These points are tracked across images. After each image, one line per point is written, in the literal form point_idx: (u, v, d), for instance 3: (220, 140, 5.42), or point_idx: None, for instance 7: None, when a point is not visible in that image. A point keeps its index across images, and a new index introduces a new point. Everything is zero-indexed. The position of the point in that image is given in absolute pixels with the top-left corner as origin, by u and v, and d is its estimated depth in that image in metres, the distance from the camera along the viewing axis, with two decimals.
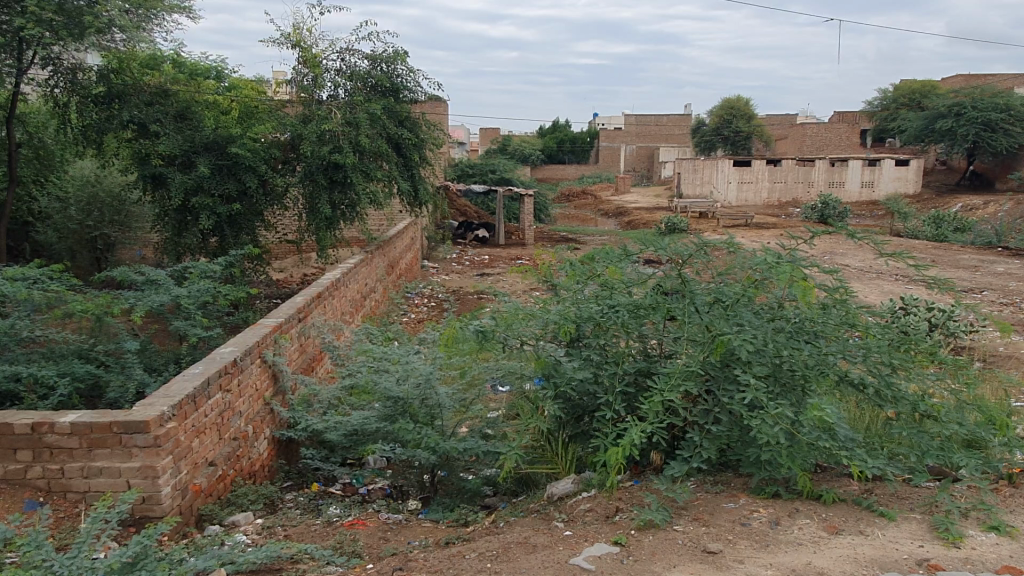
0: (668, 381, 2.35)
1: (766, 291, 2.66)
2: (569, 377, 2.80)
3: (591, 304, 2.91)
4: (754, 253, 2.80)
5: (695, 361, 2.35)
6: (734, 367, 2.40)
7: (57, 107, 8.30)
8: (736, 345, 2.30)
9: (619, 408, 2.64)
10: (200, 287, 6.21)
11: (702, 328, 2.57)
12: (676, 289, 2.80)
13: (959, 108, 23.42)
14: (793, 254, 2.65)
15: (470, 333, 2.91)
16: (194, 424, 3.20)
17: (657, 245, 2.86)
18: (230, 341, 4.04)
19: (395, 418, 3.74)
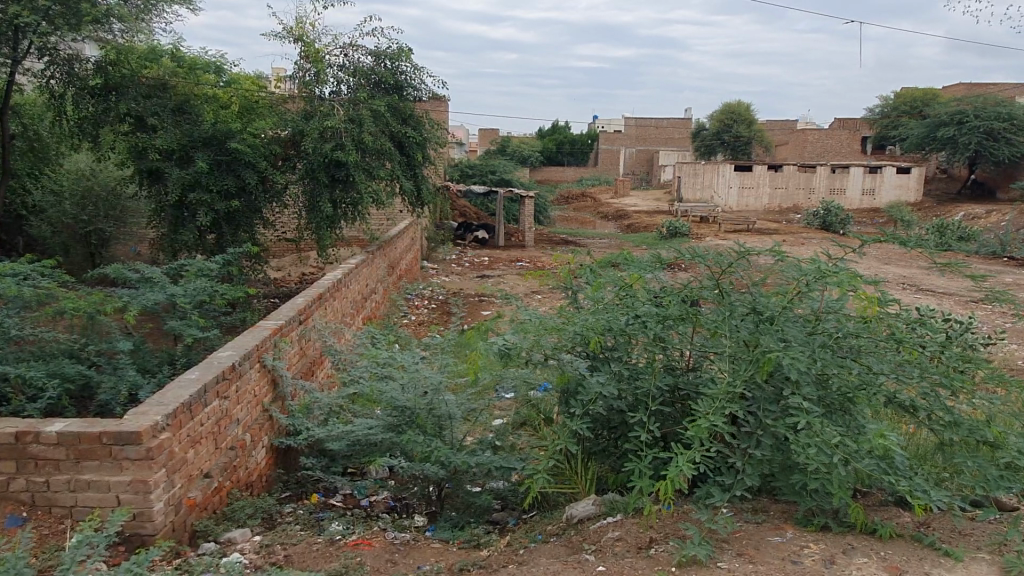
0: (710, 404, 2.16)
1: (808, 303, 2.49)
2: (594, 394, 2.61)
3: (617, 314, 2.72)
4: (796, 262, 2.61)
5: (738, 382, 2.17)
6: (778, 387, 2.22)
7: (53, 98, 8.11)
8: (784, 365, 2.11)
9: (650, 428, 2.46)
10: (196, 286, 6.02)
11: (740, 342, 2.39)
12: (710, 298, 2.61)
13: (961, 116, 23.33)
14: (837, 264, 2.47)
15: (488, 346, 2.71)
16: (190, 434, 3.01)
17: (690, 252, 2.67)
18: (229, 344, 3.85)
19: (401, 429, 3.56)
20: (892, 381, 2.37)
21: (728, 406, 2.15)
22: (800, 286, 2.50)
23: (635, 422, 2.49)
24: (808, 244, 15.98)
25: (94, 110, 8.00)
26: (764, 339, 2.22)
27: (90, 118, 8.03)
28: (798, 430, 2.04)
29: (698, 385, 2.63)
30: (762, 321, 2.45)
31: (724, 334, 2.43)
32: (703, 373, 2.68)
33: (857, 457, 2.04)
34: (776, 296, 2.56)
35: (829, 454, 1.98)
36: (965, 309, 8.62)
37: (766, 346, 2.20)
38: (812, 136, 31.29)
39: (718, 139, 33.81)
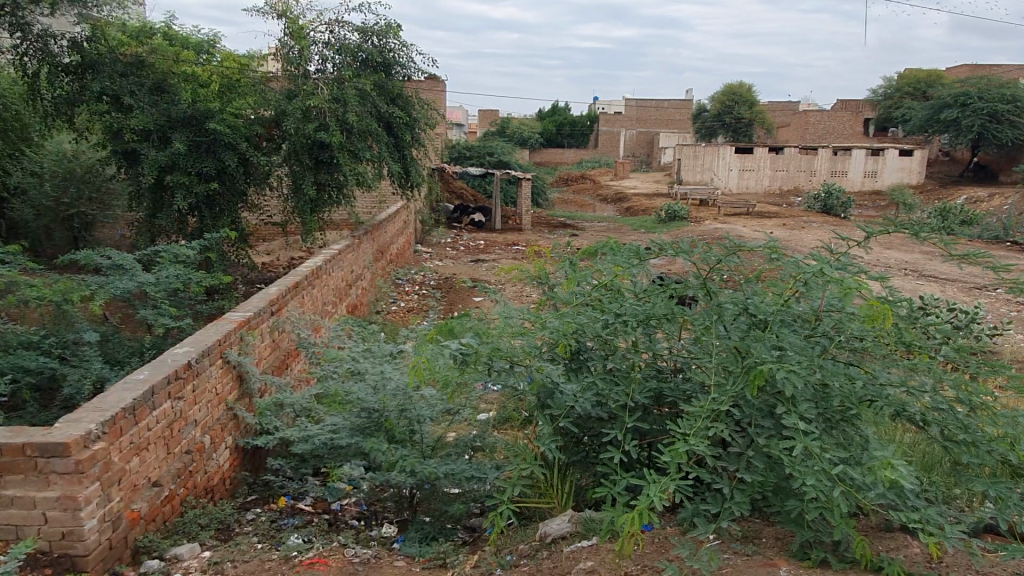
0: (695, 422, 1.91)
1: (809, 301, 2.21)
2: (569, 405, 2.36)
3: (596, 314, 2.47)
4: (797, 258, 2.35)
5: (725, 399, 1.92)
6: (773, 402, 1.98)
7: (25, 76, 7.74)
8: (778, 379, 1.86)
9: (631, 441, 2.22)
10: (169, 273, 5.75)
11: (730, 346, 2.14)
12: (697, 297, 2.37)
13: (965, 98, 22.94)
14: (843, 258, 2.20)
15: (449, 351, 2.45)
16: (133, 441, 2.77)
17: (678, 247, 2.41)
18: (186, 340, 3.60)
19: (370, 432, 3.32)
20: (901, 392, 2.13)
21: (713, 425, 1.91)
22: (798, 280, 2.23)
23: (613, 436, 2.24)
24: (809, 228, 15.67)
25: (68, 89, 7.70)
26: (756, 348, 1.97)
27: (64, 97, 7.70)
28: (793, 453, 1.79)
29: (686, 392, 2.38)
30: (754, 324, 2.21)
31: (713, 338, 2.18)
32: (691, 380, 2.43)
33: (865, 487, 1.79)
34: (770, 297, 2.31)
35: (829, 485, 1.73)
36: (970, 298, 8.33)
37: (756, 355, 1.95)
38: (814, 118, 30.86)
39: (719, 120, 33.35)
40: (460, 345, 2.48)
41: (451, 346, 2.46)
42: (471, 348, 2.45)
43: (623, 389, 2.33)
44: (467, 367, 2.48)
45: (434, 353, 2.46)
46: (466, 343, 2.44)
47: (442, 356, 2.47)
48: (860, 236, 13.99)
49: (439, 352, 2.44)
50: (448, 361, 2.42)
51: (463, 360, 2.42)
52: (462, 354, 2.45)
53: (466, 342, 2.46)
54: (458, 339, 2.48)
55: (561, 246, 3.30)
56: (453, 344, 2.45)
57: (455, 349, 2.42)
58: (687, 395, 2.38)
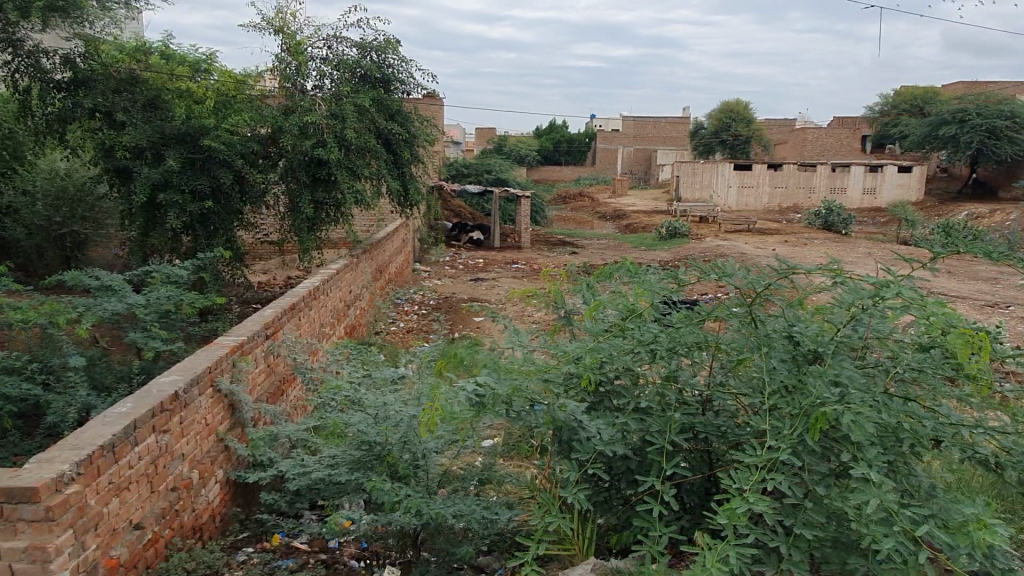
0: (751, 476, 1.73)
1: (860, 328, 2.02)
2: (594, 445, 2.14)
3: (621, 343, 2.25)
4: (845, 282, 2.15)
5: (783, 446, 1.74)
6: (832, 446, 1.79)
7: (16, 92, 7.54)
8: (845, 423, 1.67)
9: (666, 487, 2.01)
10: (161, 294, 5.52)
11: (779, 382, 1.95)
12: (735, 324, 2.18)
13: (963, 114, 22.90)
14: (896, 281, 2.03)
15: (463, 392, 2.21)
16: (113, 481, 2.54)
17: (711, 271, 2.21)
18: (175, 369, 3.37)
19: (369, 467, 3.07)
20: (966, 431, 1.95)
21: (768, 478, 1.72)
22: (847, 303, 2.05)
23: (648, 482, 2.03)
24: (811, 245, 15.53)
25: (60, 106, 7.52)
26: (815, 386, 1.78)
27: (55, 114, 7.53)
28: (866, 510, 1.59)
29: (720, 428, 2.19)
30: (801, 356, 2.01)
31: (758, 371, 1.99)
32: (726, 414, 2.24)
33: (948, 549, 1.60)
34: (815, 324, 2.11)
35: (911, 548, 1.56)
36: (983, 315, 8.15)
37: (814, 395, 1.76)
38: (812, 134, 30.85)
39: (717, 137, 33.35)
40: (474, 383, 2.24)
41: (466, 385, 2.22)
42: (487, 388, 2.21)
43: (656, 427, 2.12)
44: (483, 409, 2.26)
45: (444, 391, 2.24)
46: (483, 383, 2.21)
47: (456, 397, 2.24)
48: (864, 253, 13.84)
49: (455, 395, 2.21)
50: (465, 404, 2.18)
51: (481, 402, 2.19)
52: (478, 396, 2.21)
53: (483, 381, 2.22)
54: (473, 377, 2.24)
55: (574, 267, 3.12)
56: (468, 384, 2.21)
57: (472, 390, 2.18)
58: (722, 432, 2.19)
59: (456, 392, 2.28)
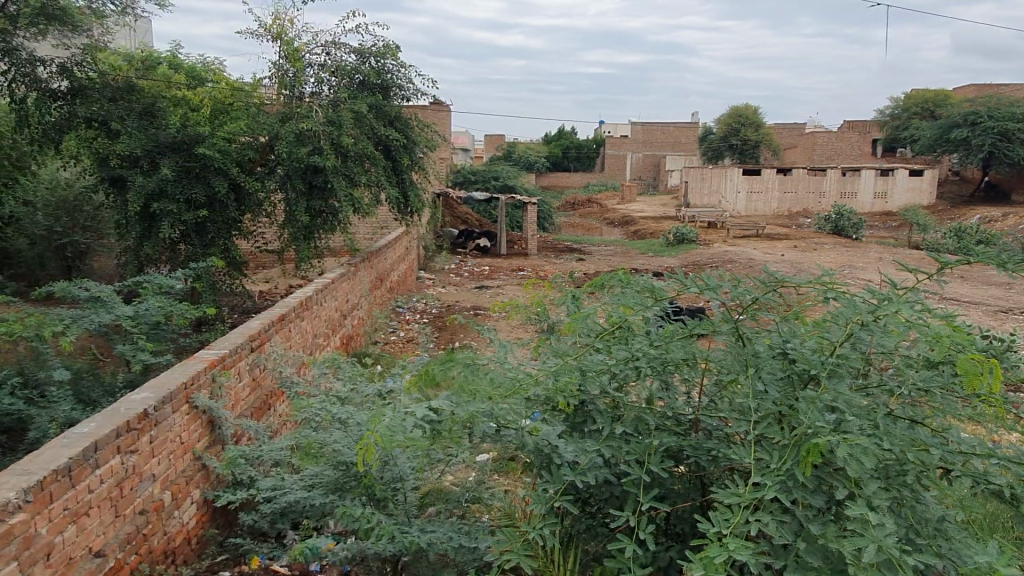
0: (734, 517, 1.59)
1: (862, 345, 1.86)
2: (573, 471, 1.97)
3: (604, 361, 2.09)
4: (846, 296, 1.99)
5: (769, 484, 1.59)
6: (826, 479, 1.65)
7: (13, 102, 7.42)
8: (840, 457, 1.52)
9: (644, 519, 1.85)
10: (150, 304, 5.36)
11: (771, 405, 1.80)
12: (724, 341, 2.04)
13: (974, 117, 22.57)
14: (899, 295, 1.87)
15: (416, 416, 2.12)
16: (68, 507, 2.41)
17: (701, 282, 2.05)
18: (147, 386, 3.23)
19: (345, 490, 2.90)
20: (979, 458, 1.79)
21: (753, 520, 1.58)
22: (845, 317, 1.89)
23: (629, 512, 1.87)
24: (821, 251, 15.32)
25: (58, 115, 7.41)
26: (806, 414, 1.64)
27: (52, 124, 7.41)
28: (865, 555, 1.44)
29: (711, 452, 2.02)
30: (795, 377, 1.86)
31: (746, 394, 1.84)
32: (717, 436, 2.08)
33: None
34: (812, 340, 1.95)
35: None
36: (997, 323, 7.94)
37: (806, 424, 1.62)
38: (822, 139, 30.60)
39: (726, 143, 33.13)
40: (427, 408, 2.10)
41: (415, 411, 2.04)
42: (442, 413, 2.07)
43: (634, 455, 1.96)
44: (439, 434, 2.14)
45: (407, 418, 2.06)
46: (435, 406, 2.06)
47: (419, 422, 2.07)
48: (873, 258, 13.64)
49: (401, 422, 2.03)
50: (412, 430, 2.03)
51: (431, 426, 2.05)
52: (431, 420, 2.08)
53: (436, 406, 2.08)
54: (427, 402, 2.10)
55: (561, 277, 2.98)
56: (417, 409, 2.05)
57: (420, 415, 2.03)
58: (712, 455, 2.02)
59: (403, 416, 2.17)
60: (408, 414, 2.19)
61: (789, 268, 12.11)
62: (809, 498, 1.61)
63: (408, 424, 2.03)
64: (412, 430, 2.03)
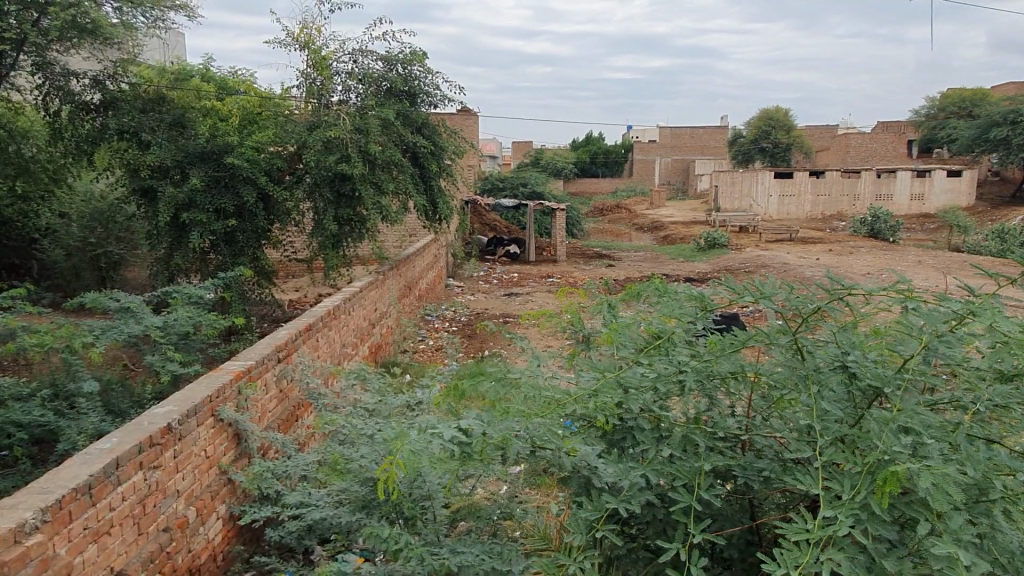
0: (803, 553, 1.46)
1: (937, 356, 1.72)
2: (618, 496, 1.85)
3: (649, 377, 1.97)
4: (912, 308, 1.86)
5: (842, 518, 1.46)
6: (901, 510, 1.51)
7: (47, 115, 7.52)
8: (923, 488, 1.39)
9: (696, 551, 1.71)
10: (179, 315, 5.29)
11: (836, 427, 1.67)
12: (780, 354, 1.91)
13: (1014, 115, 21.82)
14: (982, 302, 1.74)
15: (445, 438, 1.98)
16: (89, 526, 2.33)
17: (753, 293, 1.92)
18: (169, 400, 3.15)
19: (370, 508, 2.78)
20: None
21: (825, 559, 1.44)
22: (920, 329, 1.76)
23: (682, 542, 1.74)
24: (858, 254, 14.98)
25: (90, 128, 7.45)
26: (881, 438, 1.53)
27: (85, 136, 7.46)
28: None
29: (762, 472, 1.90)
30: (859, 395, 1.74)
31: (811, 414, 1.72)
32: (771, 456, 1.96)
33: None
34: (879, 352, 1.84)
35: None
36: None
37: (882, 450, 1.51)
38: (855, 141, 30.05)
39: (756, 145, 32.69)
40: (457, 429, 2.00)
41: (443, 432, 1.96)
42: (472, 434, 1.96)
43: (681, 480, 1.83)
44: (469, 457, 2.02)
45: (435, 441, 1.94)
46: (464, 427, 1.99)
47: (445, 444, 1.94)
48: (913, 261, 13.27)
49: (427, 443, 1.93)
50: (439, 452, 1.94)
51: (460, 449, 1.97)
52: (459, 441, 2.00)
53: (465, 426, 1.98)
54: (456, 423, 2.00)
55: (595, 286, 2.92)
56: (446, 430, 1.96)
57: (449, 436, 1.93)
58: (765, 476, 1.90)
59: (428, 439, 2.01)
60: (436, 436, 2.05)
61: (824, 272, 11.84)
62: (881, 531, 1.48)
63: (435, 445, 1.93)
64: (439, 452, 1.93)
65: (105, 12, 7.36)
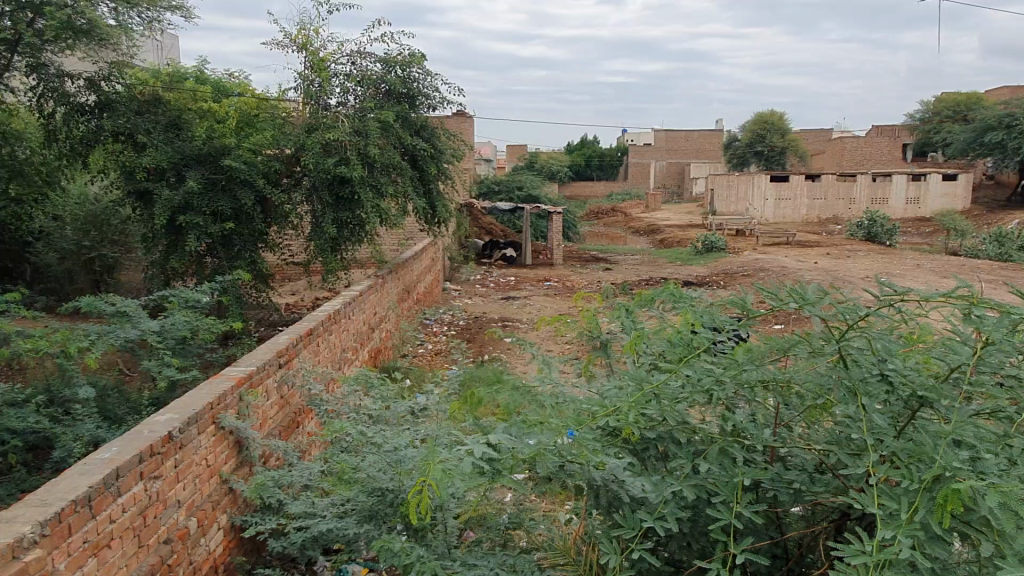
0: None
1: (985, 366, 1.71)
2: (655, 512, 1.81)
3: (685, 389, 1.96)
4: (946, 324, 1.89)
5: (902, 538, 1.42)
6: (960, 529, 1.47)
7: (41, 117, 7.41)
8: (990, 507, 1.39)
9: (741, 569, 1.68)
10: (176, 319, 5.19)
11: (883, 440, 1.69)
12: (827, 364, 1.93)
13: (1009, 119, 21.89)
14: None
15: (471, 456, 1.89)
16: (89, 539, 2.25)
17: (787, 303, 1.90)
18: (171, 408, 3.07)
19: (380, 519, 2.70)
20: None
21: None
22: (968, 339, 1.74)
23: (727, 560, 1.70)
24: (856, 257, 14.99)
25: (85, 129, 7.35)
26: (940, 455, 1.51)
27: (80, 138, 7.35)
28: None
29: (793, 484, 1.89)
30: (905, 407, 1.77)
31: (857, 427, 1.74)
32: (798, 468, 1.96)
33: None
34: (916, 360, 1.90)
35: None
36: None
37: (942, 466, 1.48)
38: (850, 144, 30.10)
39: (752, 149, 32.71)
40: (485, 446, 1.93)
41: (472, 449, 1.90)
42: (502, 448, 1.91)
43: (721, 495, 1.81)
44: (497, 474, 1.94)
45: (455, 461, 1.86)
46: (492, 442, 1.91)
47: (466, 462, 1.86)
48: (911, 265, 13.27)
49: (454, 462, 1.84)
50: (469, 470, 1.87)
51: (489, 467, 1.88)
52: (487, 457, 1.91)
53: (495, 441, 1.92)
54: (484, 439, 1.94)
55: (609, 290, 2.87)
56: (475, 447, 1.90)
57: (479, 454, 1.86)
58: (795, 488, 1.90)
59: (457, 457, 1.96)
60: (452, 454, 1.96)
61: (823, 276, 11.80)
62: (938, 552, 1.44)
63: (466, 463, 1.87)
64: (469, 470, 1.86)
65: (101, 12, 7.26)
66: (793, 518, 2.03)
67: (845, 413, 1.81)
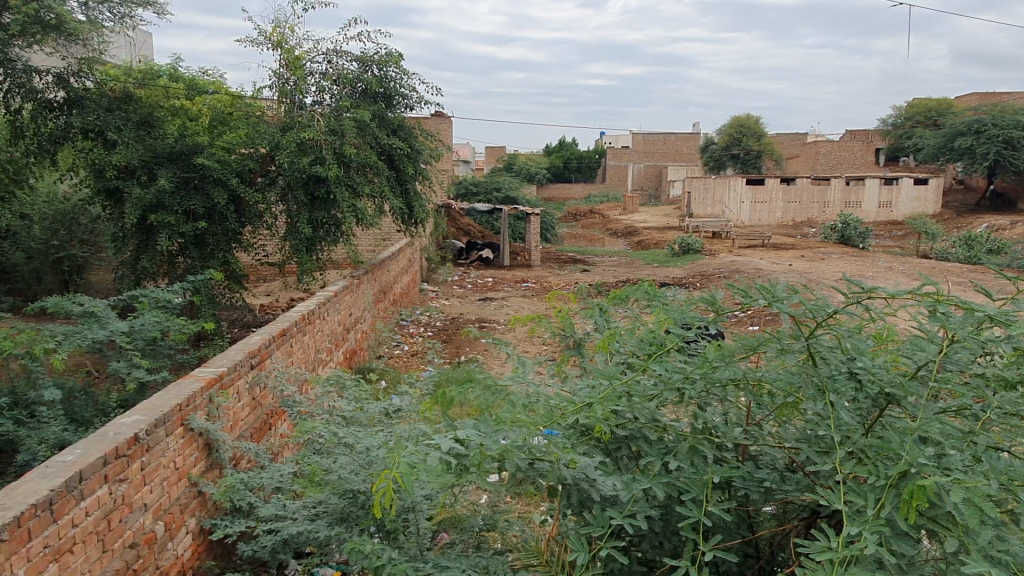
0: (829, 573, 1.40)
1: (952, 364, 1.73)
2: (623, 509, 1.80)
3: (658, 386, 1.96)
4: (915, 324, 1.92)
5: (867, 535, 1.43)
6: (925, 524, 1.48)
7: (7, 113, 7.19)
8: (951, 499, 1.40)
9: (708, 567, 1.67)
10: (147, 320, 5.02)
11: (850, 437, 1.72)
12: (794, 360, 1.93)
13: (978, 125, 22.33)
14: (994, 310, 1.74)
15: (439, 451, 1.86)
16: (51, 543, 2.20)
17: (760, 299, 1.91)
18: (140, 408, 3.02)
19: (351, 521, 2.66)
20: None
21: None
22: (934, 336, 1.78)
23: (696, 554, 1.70)
24: (829, 259, 15.19)
25: (54, 126, 7.20)
26: (906, 451, 1.52)
27: (48, 136, 7.21)
28: None
29: (763, 482, 1.91)
30: (872, 404, 1.80)
31: (825, 424, 1.76)
32: (769, 466, 1.98)
33: None
34: (885, 359, 1.91)
35: None
36: None
37: (908, 463, 1.49)
38: (825, 148, 30.50)
39: (728, 153, 32.98)
40: (453, 441, 1.89)
41: (440, 445, 1.87)
42: (469, 445, 1.87)
43: (691, 493, 1.82)
44: (464, 473, 1.91)
45: (417, 458, 1.83)
46: (460, 437, 1.88)
47: (430, 458, 1.82)
48: (883, 267, 13.47)
49: (422, 458, 1.81)
50: (436, 465, 1.83)
51: (456, 461, 1.85)
52: (457, 453, 1.88)
53: (462, 438, 1.88)
54: (452, 436, 1.91)
55: (584, 290, 2.87)
56: (443, 442, 1.87)
57: (445, 449, 1.83)
58: (765, 487, 1.92)
59: (426, 452, 1.92)
60: (419, 453, 1.92)
61: (797, 278, 11.96)
62: (904, 548, 1.46)
63: (433, 457, 1.83)
64: (437, 466, 1.82)
65: (70, 8, 7.12)
66: (764, 517, 2.04)
67: (815, 411, 1.84)
